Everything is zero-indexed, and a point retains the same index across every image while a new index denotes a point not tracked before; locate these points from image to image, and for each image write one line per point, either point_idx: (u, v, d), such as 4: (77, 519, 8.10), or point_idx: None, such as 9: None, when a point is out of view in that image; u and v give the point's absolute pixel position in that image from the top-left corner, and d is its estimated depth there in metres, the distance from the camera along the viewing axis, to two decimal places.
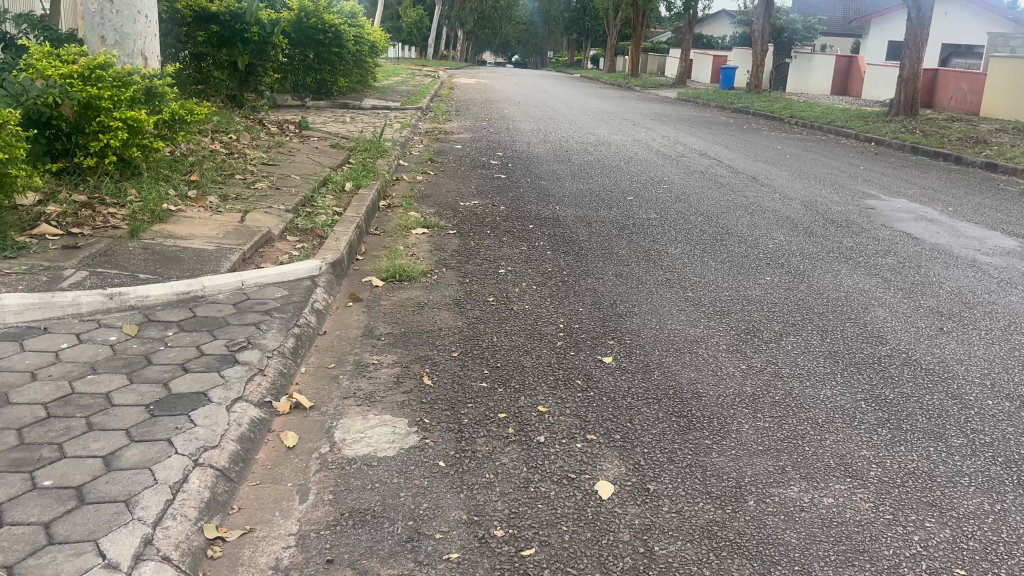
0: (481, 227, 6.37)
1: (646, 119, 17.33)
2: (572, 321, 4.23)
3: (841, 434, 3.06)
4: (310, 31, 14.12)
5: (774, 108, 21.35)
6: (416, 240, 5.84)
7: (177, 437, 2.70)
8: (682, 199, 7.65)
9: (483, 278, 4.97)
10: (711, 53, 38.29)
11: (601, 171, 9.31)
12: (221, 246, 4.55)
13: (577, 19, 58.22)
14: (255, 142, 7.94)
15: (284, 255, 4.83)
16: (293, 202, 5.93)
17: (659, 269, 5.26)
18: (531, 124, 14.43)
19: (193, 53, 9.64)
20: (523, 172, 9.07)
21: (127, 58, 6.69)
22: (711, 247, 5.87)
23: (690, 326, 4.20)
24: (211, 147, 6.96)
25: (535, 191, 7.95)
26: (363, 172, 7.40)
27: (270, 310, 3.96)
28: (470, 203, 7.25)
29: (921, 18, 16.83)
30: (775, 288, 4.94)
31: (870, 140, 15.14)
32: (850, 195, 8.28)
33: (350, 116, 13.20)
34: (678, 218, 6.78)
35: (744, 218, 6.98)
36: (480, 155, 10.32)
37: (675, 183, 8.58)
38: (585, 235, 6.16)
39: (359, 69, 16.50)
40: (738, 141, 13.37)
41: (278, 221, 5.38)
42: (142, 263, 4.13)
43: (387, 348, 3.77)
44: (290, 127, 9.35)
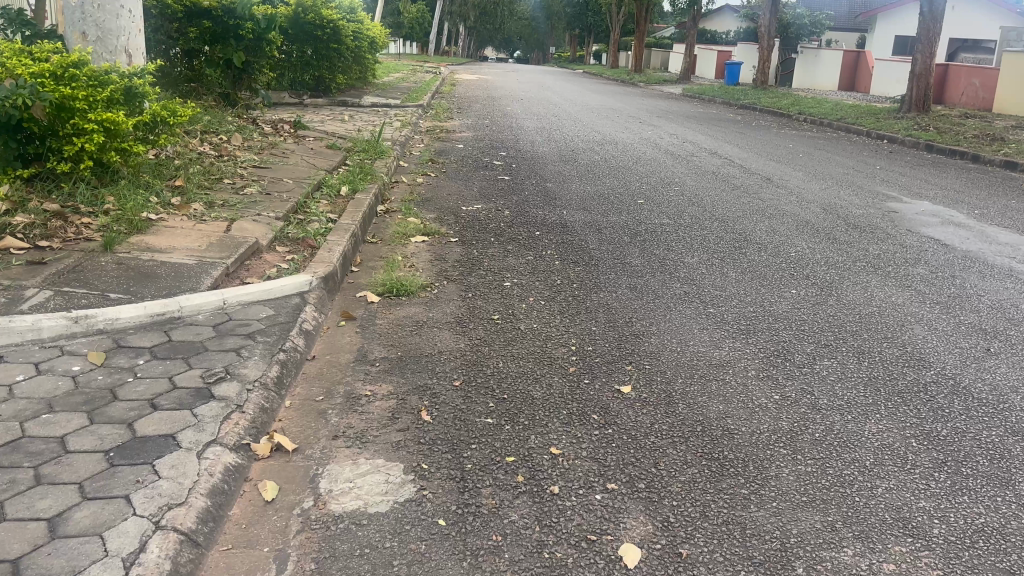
0: (484, 234, 6.02)
1: (652, 116, 16.97)
2: (584, 341, 3.87)
3: (894, 481, 2.70)
4: (307, 27, 13.83)
5: (782, 104, 20.94)
6: (416, 249, 5.48)
7: (136, 493, 2.34)
8: (695, 203, 7.30)
9: (487, 292, 4.62)
10: (715, 49, 37.88)
11: (608, 172, 8.95)
12: (203, 260, 4.20)
13: (580, 15, 57.77)
14: (247, 143, 7.58)
15: (272, 268, 4.47)
16: (284, 208, 5.58)
17: (675, 281, 4.90)
18: (535, 122, 14.06)
19: (184, 50, 9.32)
20: (527, 173, 8.71)
21: (109, 55, 6.34)
22: (730, 255, 5.52)
23: (714, 348, 3.85)
24: (200, 150, 6.60)
25: (541, 194, 7.60)
26: (360, 175, 7.06)
27: (253, 334, 3.60)
28: (472, 208, 6.90)
29: (934, 13, 16.35)
30: (802, 303, 4.58)
31: (882, 137, 14.76)
32: (870, 197, 7.91)
33: (348, 114, 12.83)
34: (692, 223, 6.42)
35: (761, 222, 6.62)
36: (482, 155, 9.97)
37: (687, 185, 8.22)
38: (595, 242, 5.80)
39: (360, 66, 16.12)
40: (747, 139, 12.99)
41: (267, 230, 5.02)
42: (115, 280, 3.78)
43: (381, 377, 3.41)
44: (285, 127, 9.00)
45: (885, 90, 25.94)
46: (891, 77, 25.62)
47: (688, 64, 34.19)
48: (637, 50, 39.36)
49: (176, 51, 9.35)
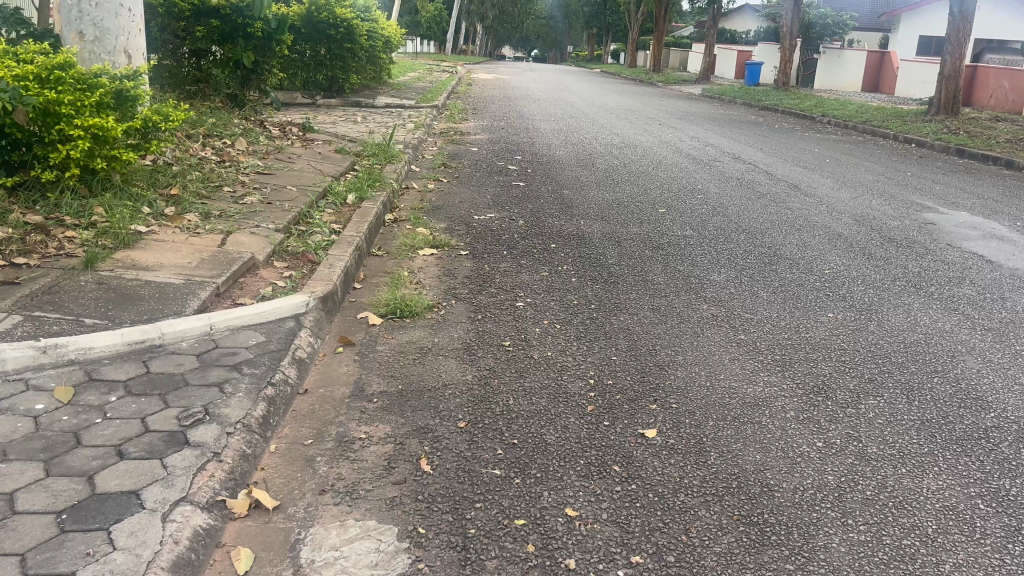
0: (497, 246, 5.68)
1: (672, 118, 16.55)
2: (604, 373, 3.53)
3: (962, 556, 2.35)
4: (321, 25, 13.54)
5: (805, 106, 20.46)
6: (424, 263, 5.15)
7: (86, 568, 2.02)
8: (720, 212, 6.95)
9: (499, 314, 4.28)
10: (736, 49, 37.36)
11: (628, 178, 8.59)
12: (192, 278, 3.88)
13: (598, 15, 57.28)
14: (252, 147, 7.27)
15: (267, 287, 4.15)
16: (285, 219, 5.26)
17: (702, 302, 4.55)
18: (552, 123, 13.71)
19: (191, 49, 8.98)
20: (543, 179, 8.37)
21: (108, 55, 6.05)
22: (760, 272, 5.17)
23: (746, 384, 3.49)
24: (201, 155, 6.30)
25: (557, 201, 7.25)
26: (368, 181, 6.74)
27: (240, 364, 3.27)
28: (485, 217, 6.57)
29: (964, 12, 15.85)
30: (839, 328, 4.22)
31: (911, 141, 14.30)
32: (905, 207, 7.51)
33: (361, 115, 12.53)
34: (718, 236, 6.08)
35: (791, 235, 6.25)
36: (497, 159, 9.63)
37: (711, 192, 7.86)
38: (615, 256, 5.46)
39: (373, 65, 15.74)
40: (772, 143, 12.59)
41: (265, 243, 4.71)
42: (92, 303, 3.47)
43: (379, 416, 3.08)
44: (293, 129, 8.71)
45: (910, 91, 25.48)
46: (916, 79, 25.10)
47: (708, 63, 33.69)
48: (656, 49, 38.87)
49: (183, 52, 8.99)
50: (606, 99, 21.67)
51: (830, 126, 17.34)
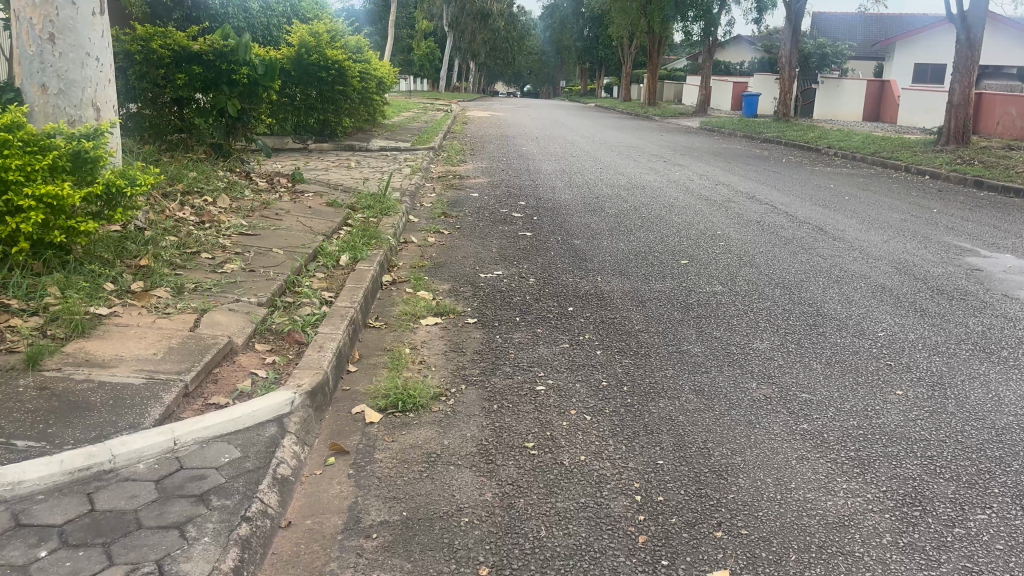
0: (508, 310, 5.10)
1: (676, 154, 16.09)
2: (650, 486, 2.92)
3: None
4: (311, 68, 13.10)
5: (808, 138, 20.05)
6: (427, 337, 4.55)
7: None
8: (747, 263, 6.40)
9: (518, 401, 3.68)
10: (731, 80, 37.18)
11: (641, 223, 8.04)
12: (153, 375, 3.28)
13: (591, 50, 57.36)
14: (236, 204, 6.72)
15: (246, 382, 3.55)
16: (268, 289, 4.68)
17: (749, 379, 3.95)
18: (554, 164, 13.24)
19: (173, 97, 8.49)
20: (551, 227, 7.82)
21: (74, 109, 5.52)
22: (806, 338, 4.60)
23: (824, 495, 2.89)
24: (179, 217, 5.74)
25: (568, 254, 6.69)
26: (363, 238, 6.18)
27: (206, 491, 2.66)
28: (491, 275, 5.99)
29: (972, 40, 15.56)
30: (914, 409, 3.62)
31: (925, 172, 13.81)
32: (944, 250, 6.96)
33: (355, 161, 12.01)
34: (751, 292, 5.51)
35: (829, 288, 5.69)
36: (499, 205, 9.07)
37: (733, 239, 7.32)
38: (640, 320, 4.87)
39: (367, 108, 15.30)
40: (783, 179, 12.10)
41: (245, 322, 4.12)
42: (30, 418, 2.86)
43: (381, 562, 2.47)
44: (282, 181, 8.17)
45: (913, 120, 25.09)
46: (919, 107, 24.71)
47: (703, 96, 33.44)
48: (651, 83, 38.70)
49: (164, 100, 8.50)
50: (605, 136, 21.26)
51: (838, 157, 16.88)
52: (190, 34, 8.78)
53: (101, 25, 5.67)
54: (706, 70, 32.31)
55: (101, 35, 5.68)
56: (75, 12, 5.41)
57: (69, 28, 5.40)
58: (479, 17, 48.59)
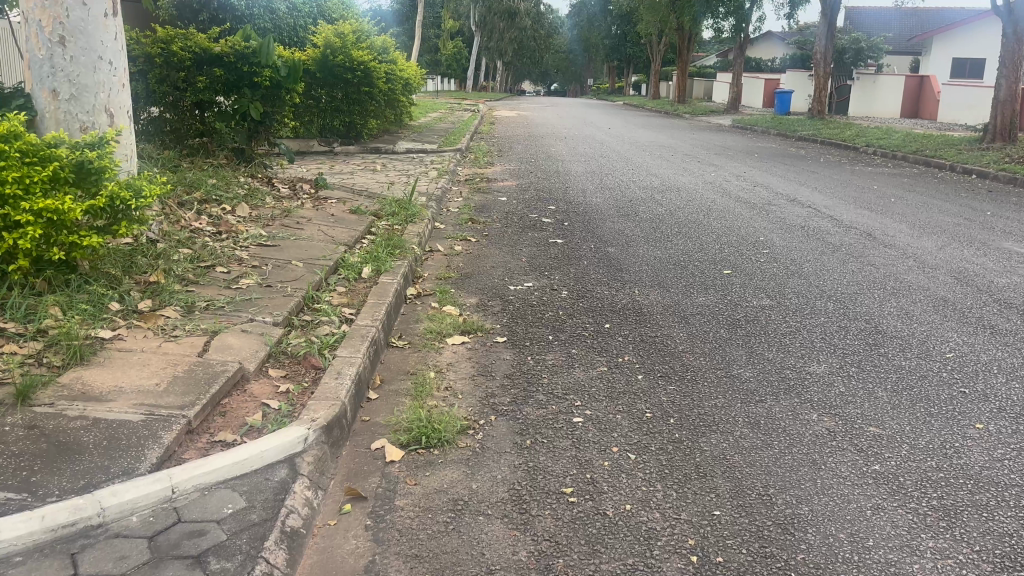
0: (542, 326, 4.77)
1: (710, 154, 15.64)
2: (708, 544, 2.58)
3: None
4: (337, 69, 12.83)
5: (845, 136, 19.50)
6: (454, 358, 4.23)
7: None
8: (795, 272, 6.02)
9: (554, 434, 3.34)
10: (763, 77, 36.53)
11: (678, 229, 7.67)
12: (154, 409, 2.98)
13: (619, 47, 56.83)
14: (256, 212, 6.46)
15: (257, 414, 3.24)
16: (285, 306, 4.37)
17: (808, 410, 3.59)
18: (585, 165, 12.88)
19: (193, 101, 8.22)
20: (584, 233, 7.48)
21: (86, 116, 5.25)
22: (867, 360, 4.22)
23: (909, 558, 2.52)
24: (194, 228, 5.48)
25: (603, 262, 6.33)
26: (387, 249, 5.88)
27: (204, 551, 2.35)
28: (521, 286, 5.67)
29: (1018, 34, 14.91)
30: (998, 448, 3.24)
31: (971, 172, 13.28)
32: (1005, 258, 6.52)
33: (381, 163, 11.74)
34: (803, 307, 5.14)
35: (886, 301, 5.29)
36: (529, 210, 8.75)
37: (778, 246, 6.93)
38: (684, 338, 4.51)
39: (393, 110, 15.01)
40: (824, 180, 11.65)
41: (259, 345, 3.82)
42: (13, 465, 2.57)
43: None
44: (305, 186, 7.90)
45: (955, 116, 24.38)
46: (961, 103, 24.01)
47: (735, 93, 32.84)
48: (680, 80, 38.12)
49: (184, 103, 8.24)
50: (636, 135, 20.85)
51: (878, 156, 16.33)
52: (210, 36, 8.52)
53: (114, 27, 5.40)
54: (737, 67, 31.68)
55: (114, 37, 5.41)
56: (86, 13, 5.14)
57: (80, 30, 5.12)
58: (505, 15, 48.24)
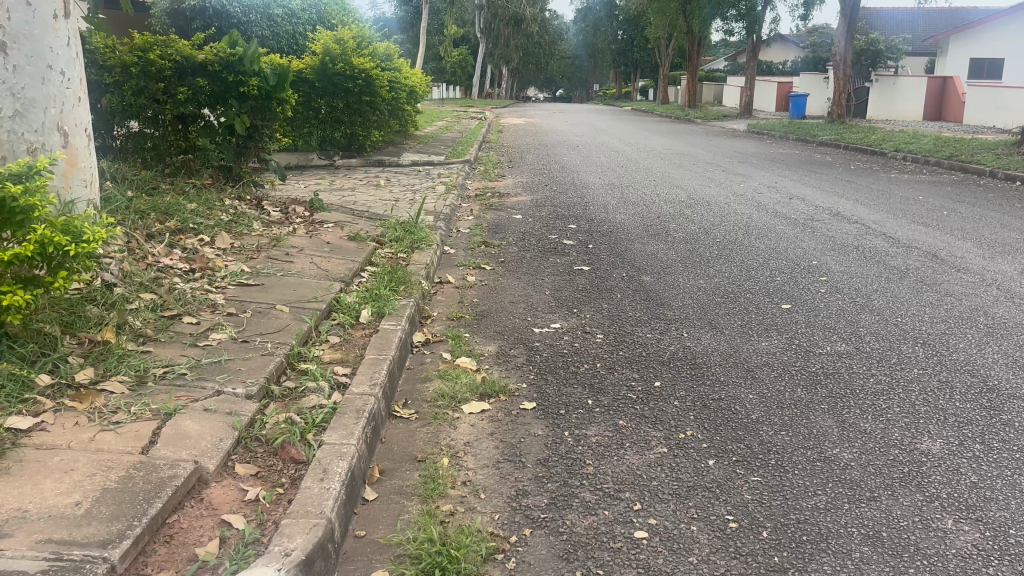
0: (577, 383, 3.93)
1: (733, 162, 14.80)
2: None
3: None
4: (336, 77, 12.03)
5: (871, 140, 18.62)
6: (474, 433, 3.40)
7: None
8: (865, 306, 5.19)
9: (611, 558, 2.51)
10: (775, 80, 35.67)
11: (718, 250, 6.85)
12: (62, 549, 2.15)
13: (625, 52, 56.04)
14: (240, 241, 5.65)
15: (212, 541, 2.41)
16: (262, 369, 3.55)
17: (942, 514, 2.75)
18: (601, 176, 12.06)
19: (175, 115, 7.47)
20: (612, 257, 6.66)
21: (34, 135, 4.38)
22: (991, 431, 3.37)
23: None
24: (163, 266, 4.68)
25: (639, 295, 5.51)
26: (390, 285, 5.07)
27: None
28: (546, 328, 4.84)
29: None
30: None
31: (1017, 178, 12.38)
32: None
33: (385, 178, 10.94)
34: (886, 354, 4.30)
35: (984, 344, 4.44)
36: (547, 230, 7.93)
37: (835, 272, 6.10)
38: (755, 402, 3.68)
39: (398, 120, 14.24)
40: (863, 190, 10.80)
41: (225, 430, 2.99)
42: None
43: None
44: (298, 209, 7.10)
45: (983, 118, 23.43)
46: (989, 105, 23.08)
47: (748, 98, 32.00)
48: (690, 83, 37.37)
49: (166, 118, 7.47)
50: (649, 141, 20.05)
51: (910, 162, 15.44)
52: (193, 42, 7.69)
53: (65, 31, 4.59)
54: (751, 70, 30.85)
55: (66, 43, 4.60)
56: (32, 15, 4.30)
57: (24, 34, 4.26)
58: (511, 22, 47.59)
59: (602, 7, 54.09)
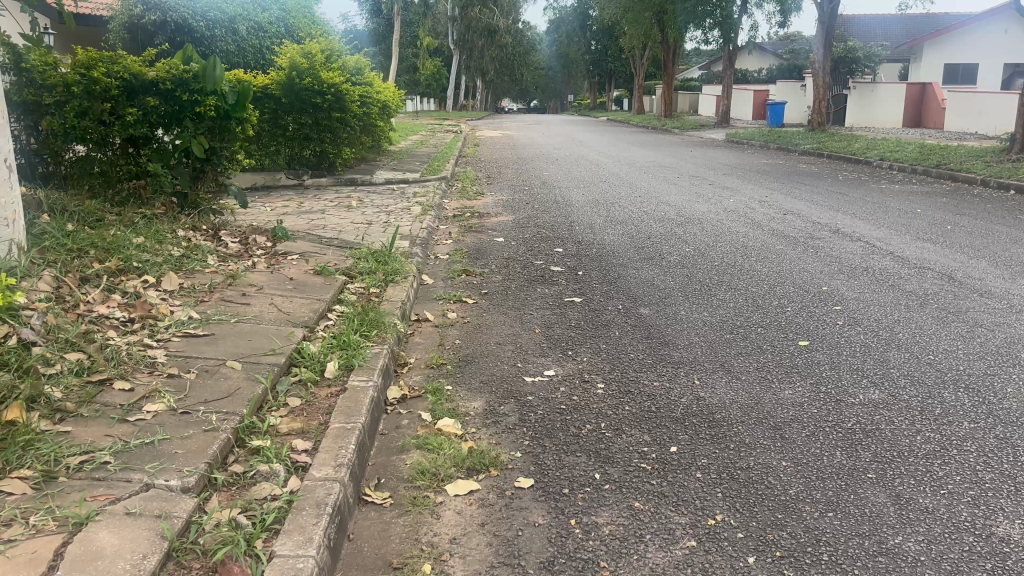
0: (580, 450, 3.36)
1: (718, 174, 14.34)
2: None
3: None
4: (304, 94, 11.41)
5: (853, 149, 18.35)
6: (461, 525, 2.82)
7: None
8: (891, 342, 4.66)
9: None
10: (752, 89, 35.49)
11: (719, 276, 6.33)
12: None
13: (600, 63, 55.82)
14: (191, 281, 5.04)
15: None
16: (204, 450, 2.93)
17: None
18: (584, 192, 11.55)
19: (125, 137, 6.85)
20: (605, 286, 6.11)
21: None
22: None
23: None
24: (97, 315, 4.06)
25: (639, 331, 4.95)
26: (360, 329, 4.48)
27: None
28: (538, 376, 4.27)
29: None
30: None
31: (1011, 186, 12.00)
32: None
33: (357, 198, 10.34)
34: (930, 403, 3.77)
35: None
36: (531, 254, 7.38)
37: (850, 299, 5.59)
38: (790, 474, 3.13)
39: (370, 136, 13.63)
40: (858, 203, 10.36)
41: (153, 541, 2.38)
42: None
43: None
44: (260, 239, 6.50)
45: (962, 124, 23.22)
46: (968, 112, 22.87)
47: (725, 107, 31.77)
48: (667, 93, 37.15)
49: (115, 140, 6.87)
50: (629, 153, 19.63)
51: (897, 172, 15.08)
52: (145, 58, 7.10)
53: None
54: (728, 79, 30.60)
55: None
56: None
57: None
58: (484, 34, 47.24)
59: (575, 18, 53.89)
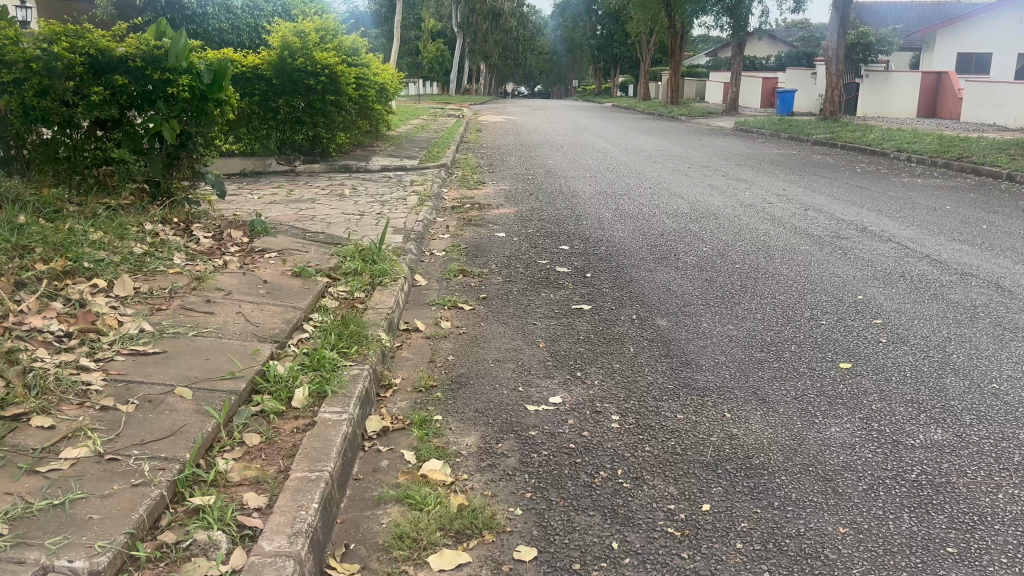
0: (593, 507, 2.77)
1: (730, 164, 13.71)
2: None
3: None
4: (296, 74, 10.77)
5: (870, 139, 17.67)
6: None
7: None
8: (948, 366, 4.06)
9: None
10: (761, 76, 34.72)
11: (741, 280, 5.74)
12: None
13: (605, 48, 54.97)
14: (150, 284, 4.44)
15: None
16: (125, 514, 2.35)
17: None
18: (590, 182, 10.93)
19: (91, 119, 6.23)
20: (616, 291, 5.52)
21: None
22: None
23: None
24: (27, 330, 3.47)
25: (657, 349, 4.35)
26: (339, 345, 3.89)
27: None
28: (542, 403, 3.68)
29: None
30: None
31: None
32: None
33: (350, 186, 9.74)
34: (1007, 449, 3.17)
35: None
36: (535, 251, 6.78)
37: (891, 311, 5.00)
38: (851, 547, 2.54)
39: (366, 120, 12.99)
40: (882, 198, 9.74)
41: None
42: None
43: None
44: (237, 234, 5.91)
45: (978, 116, 22.51)
46: (985, 103, 22.16)
47: (734, 94, 31.03)
48: (674, 80, 36.41)
49: (82, 123, 6.24)
50: (636, 140, 18.97)
51: (917, 165, 14.41)
52: (114, 33, 6.47)
53: None
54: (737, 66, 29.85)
55: None
56: None
57: None
58: (489, 18, 46.47)
59: None
